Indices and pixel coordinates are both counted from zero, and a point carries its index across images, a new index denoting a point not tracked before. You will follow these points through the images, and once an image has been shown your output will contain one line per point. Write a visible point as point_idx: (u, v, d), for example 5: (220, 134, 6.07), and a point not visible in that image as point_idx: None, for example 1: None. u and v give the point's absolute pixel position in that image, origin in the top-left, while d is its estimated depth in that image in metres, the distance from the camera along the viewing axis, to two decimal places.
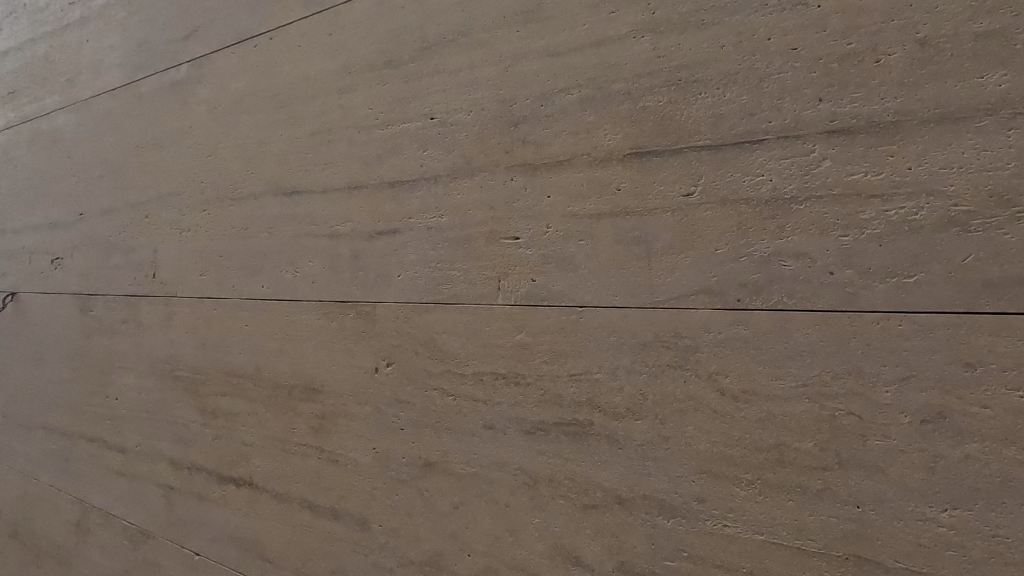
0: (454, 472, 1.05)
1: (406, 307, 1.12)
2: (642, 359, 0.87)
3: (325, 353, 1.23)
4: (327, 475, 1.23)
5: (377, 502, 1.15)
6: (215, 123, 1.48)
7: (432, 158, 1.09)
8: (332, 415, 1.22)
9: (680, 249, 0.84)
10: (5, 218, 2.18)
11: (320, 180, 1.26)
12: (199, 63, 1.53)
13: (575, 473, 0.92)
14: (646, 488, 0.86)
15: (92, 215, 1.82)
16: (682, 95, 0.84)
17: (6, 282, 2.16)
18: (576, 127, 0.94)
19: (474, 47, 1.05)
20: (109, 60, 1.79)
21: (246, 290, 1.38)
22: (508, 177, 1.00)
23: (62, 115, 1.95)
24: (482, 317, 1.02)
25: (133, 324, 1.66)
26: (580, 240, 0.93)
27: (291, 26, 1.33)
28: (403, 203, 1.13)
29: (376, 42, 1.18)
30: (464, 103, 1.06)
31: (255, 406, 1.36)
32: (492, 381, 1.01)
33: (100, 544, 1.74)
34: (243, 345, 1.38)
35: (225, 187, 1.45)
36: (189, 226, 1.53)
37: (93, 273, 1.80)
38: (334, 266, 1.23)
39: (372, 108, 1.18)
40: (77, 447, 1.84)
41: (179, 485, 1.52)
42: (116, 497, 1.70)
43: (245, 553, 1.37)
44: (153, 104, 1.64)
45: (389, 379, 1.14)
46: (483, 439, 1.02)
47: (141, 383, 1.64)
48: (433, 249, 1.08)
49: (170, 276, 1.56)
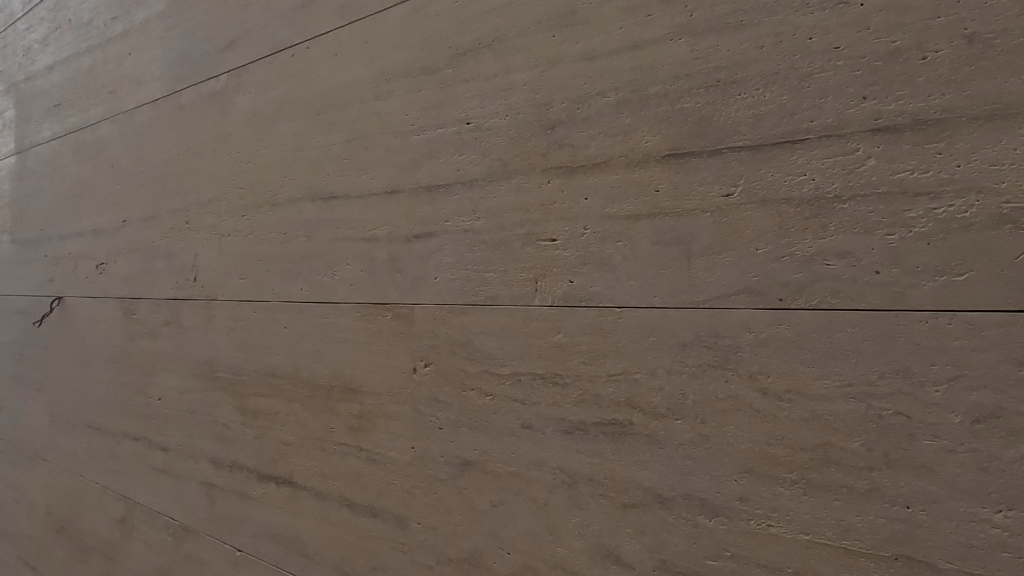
0: (493, 471, 1.06)
1: (443, 309, 1.14)
2: (682, 359, 0.87)
3: (364, 354, 1.26)
4: (365, 474, 1.25)
5: (415, 500, 1.17)
6: (253, 131, 1.52)
7: (468, 162, 1.11)
8: (370, 415, 1.25)
9: (720, 249, 0.84)
10: (52, 225, 2.27)
11: (357, 185, 1.29)
12: (238, 73, 1.57)
13: (615, 472, 0.93)
14: (687, 488, 0.86)
15: (134, 221, 1.89)
16: (720, 96, 0.85)
17: (52, 287, 2.25)
18: (613, 130, 0.95)
19: (510, 53, 1.07)
20: (150, 71, 1.86)
21: (285, 293, 1.42)
22: (544, 180, 1.01)
23: (105, 125, 2.03)
24: (519, 319, 1.03)
25: (175, 327, 1.72)
26: (617, 241, 0.94)
27: (327, 35, 1.37)
28: (439, 206, 1.15)
29: (412, 49, 1.21)
30: (500, 108, 1.08)
31: (294, 406, 1.39)
32: (531, 381, 1.02)
33: (144, 539, 1.80)
34: (283, 347, 1.42)
35: (263, 193, 1.49)
36: (228, 231, 1.57)
37: (136, 277, 1.86)
38: (371, 268, 1.26)
39: (408, 114, 1.21)
40: (121, 446, 1.90)
41: (220, 482, 1.57)
42: (159, 494, 1.75)
43: (285, 549, 1.41)
44: (193, 114, 1.70)
45: (427, 380, 1.16)
46: (521, 439, 1.03)
47: (183, 384, 1.69)
48: (470, 252, 1.10)
49: (210, 280, 1.61)
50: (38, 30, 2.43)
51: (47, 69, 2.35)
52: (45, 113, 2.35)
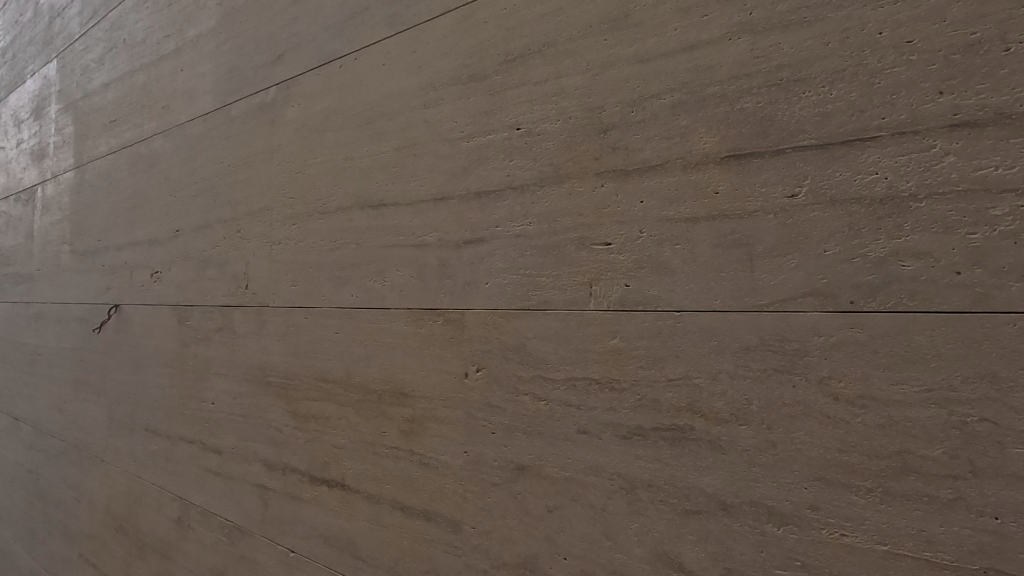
0: (548, 475, 1.06)
1: (495, 314, 1.14)
2: (745, 364, 0.85)
3: (414, 359, 1.28)
4: (418, 478, 1.27)
5: (469, 504, 1.18)
6: (303, 141, 1.56)
7: (519, 167, 1.12)
8: (422, 419, 1.26)
9: (786, 251, 0.82)
10: (108, 236, 2.37)
11: (407, 192, 1.31)
12: (287, 85, 1.62)
13: (676, 478, 0.92)
14: (754, 495, 0.84)
15: (187, 231, 1.95)
16: (784, 95, 0.83)
17: (109, 295, 2.35)
18: (669, 132, 0.94)
19: (561, 58, 1.07)
20: (201, 86, 1.92)
21: (336, 300, 1.45)
22: (598, 183, 1.01)
23: (159, 139, 2.11)
24: (573, 324, 1.03)
25: (228, 333, 1.77)
26: (675, 244, 0.93)
27: (375, 46, 1.39)
28: (490, 212, 1.16)
29: (460, 57, 1.22)
30: (551, 112, 1.08)
31: (346, 410, 1.42)
32: (586, 386, 1.02)
33: (200, 539, 1.85)
34: (334, 352, 1.45)
35: (313, 201, 1.53)
36: (279, 239, 1.61)
37: (189, 285, 1.93)
38: (421, 274, 1.27)
39: (457, 121, 1.22)
40: (177, 449, 1.97)
41: (273, 485, 1.61)
42: (213, 495, 1.80)
43: (338, 551, 1.43)
44: (243, 126, 1.75)
45: (479, 385, 1.17)
46: (577, 444, 1.03)
47: (236, 389, 1.74)
48: (521, 257, 1.11)
49: (262, 287, 1.66)
50: (95, 50, 2.54)
51: (103, 87, 2.46)
52: (101, 128, 2.46)
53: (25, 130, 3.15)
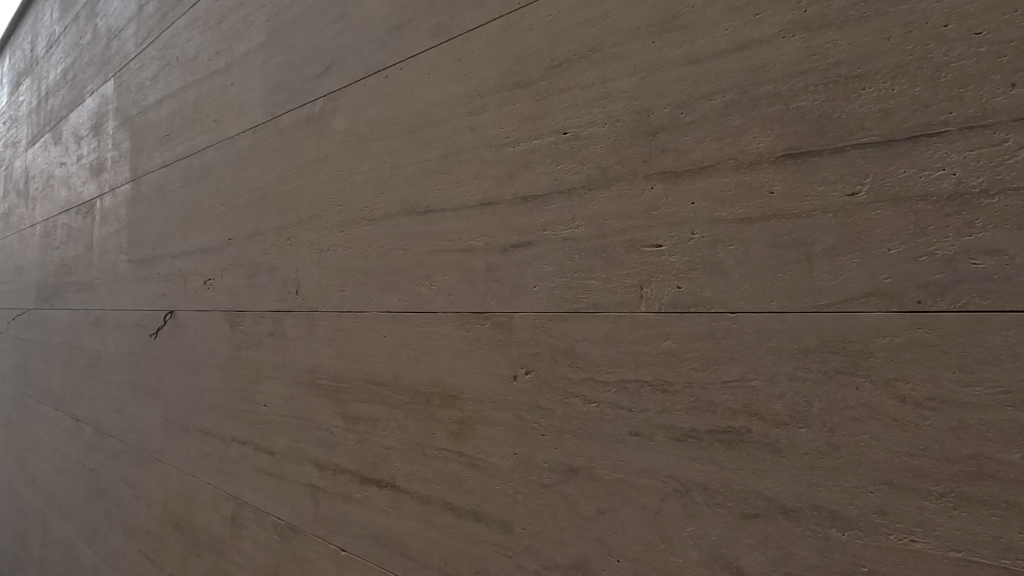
0: (600, 477, 1.06)
1: (543, 317, 1.15)
2: (805, 366, 0.84)
3: (463, 361, 1.30)
4: (468, 479, 1.29)
5: (519, 505, 1.19)
6: (350, 150, 1.61)
7: (566, 171, 1.13)
8: (471, 421, 1.28)
9: (846, 250, 0.81)
10: (163, 245, 2.48)
11: (453, 198, 1.34)
12: (334, 97, 1.67)
13: (732, 481, 0.91)
14: (816, 499, 0.83)
15: (238, 239, 2.03)
16: (842, 92, 0.82)
17: (164, 302, 2.45)
18: (721, 132, 0.93)
19: (607, 61, 1.08)
20: (250, 100, 2.00)
21: (384, 304, 1.49)
22: (647, 186, 1.01)
23: (210, 151, 2.20)
24: (624, 326, 1.03)
25: (278, 337, 1.83)
26: (730, 244, 0.92)
27: (421, 56, 1.42)
28: (537, 216, 1.17)
29: (505, 64, 1.24)
30: (598, 116, 1.08)
31: (395, 412, 1.45)
32: (638, 389, 1.01)
33: (253, 537, 1.91)
34: (383, 355, 1.48)
35: (361, 209, 1.57)
36: (327, 245, 1.66)
37: (241, 291, 2.00)
38: (468, 278, 1.29)
39: (503, 127, 1.24)
40: (230, 449, 2.04)
41: (324, 485, 1.65)
42: (266, 494, 1.86)
43: (388, 550, 1.46)
44: (292, 136, 1.81)
45: (528, 387, 1.18)
46: (629, 447, 1.02)
47: (288, 391, 1.79)
48: (570, 260, 1.11)
49: (311, 292, 1.71)
50: (150, 68, 2.67)
51: (157, 103, 2.58)
52: (155, 142, 2.57)
53: (85, 146, 3.33)
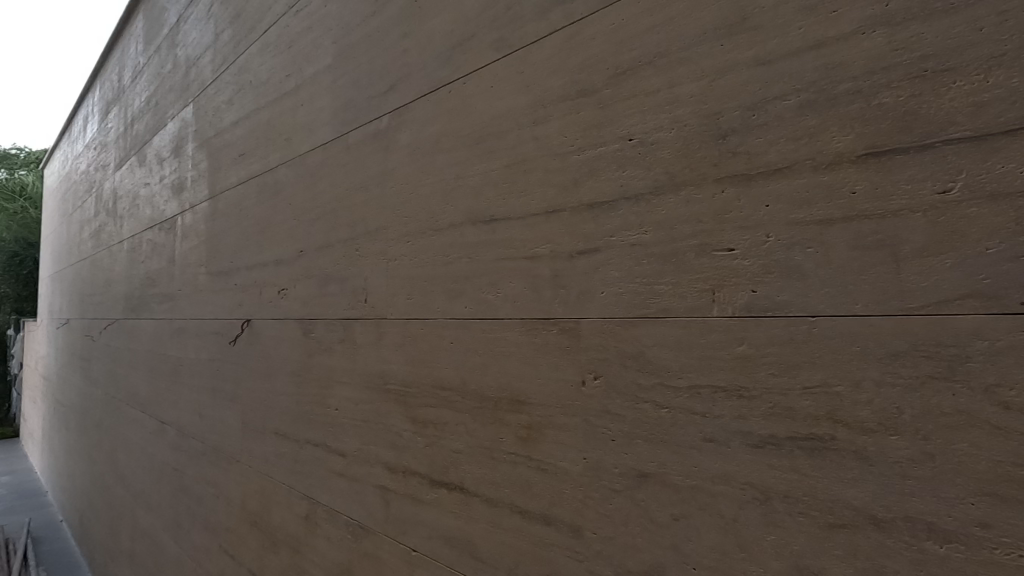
0: (673, 483, 1.05)
1: (612, 323, 1.16)
2: (894, 371, 0.81)
3: (530, 367, 1.32)
4: (537, 483, 1.30)
5: (589, 509, 1.19)
6: (415, 163, 1.67)
7: (633, 177, 1.13)
8: (539, 426, 1.30)
9: (938, 251, 0.78)
10: (240, 258, 2.64)
11: (518, 207, 1.36)
12: (399, 113, 1.74)
13: (815, 489, 0.88)
14: (909, 509, 0.80)
15: (309, 251, 2.14)
16: (929, 86, 0.79)
17: (242, 311, 2.60)
18: (796, 132, 0.91)
19: (673, 66, 1.08)
20: (319, 118, 2.11)
21: (450, 311, 1.53)
22: (718, 189, 1.01)
23: (282, 168, 2.33)
24: (695, 331, 1.03)
25: (349, 343, 1.91)
26: (808, 246, 0.90)
27: (483, 69, 1.47)
28: (603, 222, 1.18)
29: (568, 74, 1.26)
30: (665, 121, 1.08)
31: (463, 417, 1.49)
32: (711, 395, 1.00)
33: (326, 536, 2.00)
34: (450, 360, 1.53)
35: (426, 219, 1.62)
36: (394, 255, 1.73)
37: (313, 300, 2.11)
38: (534, 284, 1.32)
39: (567, 136, 1.26)
40: (303, 450, 2.14)
41: (395, 486, 1.71)
42: (339, 494, 1.95)
43: (458, 551, 1.49)
44: (359, 152, 1.90)
45: (597, 393, 1.19)
46: (704, 453, 1.01)
47: (358, 395, 1.87)
48: (638, 266, 1.12)
49: (380, 300, 1.78)
50: (225, 92, 2.85)
51: (232, 124, 2.76)
52: (231, 161, 2.75)
53: (167, 167, 3.58)
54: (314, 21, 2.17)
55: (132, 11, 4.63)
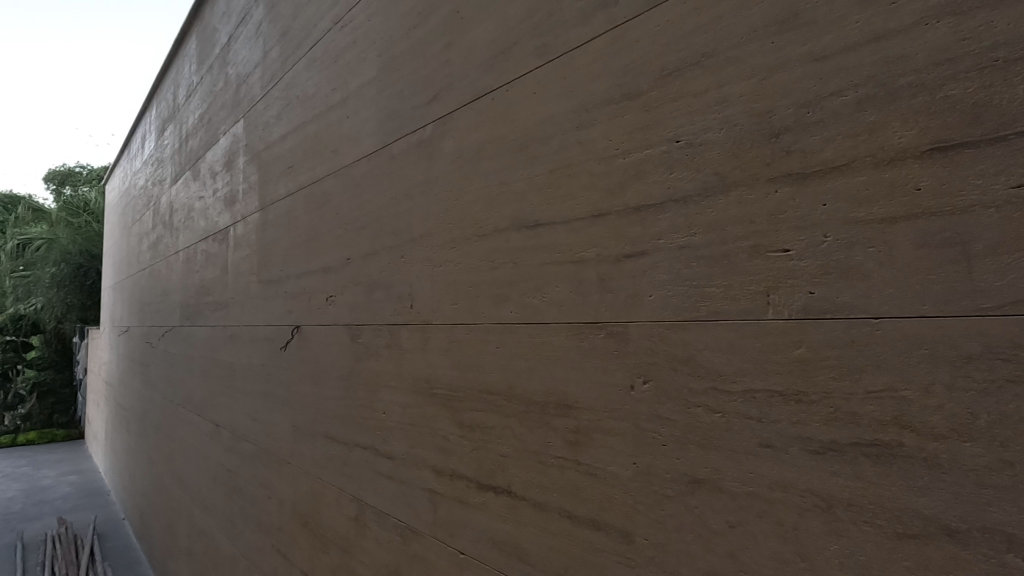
0: (727, 490, 1.03)
1: (661, 326, 1.15)
2: (967, 374, 0.78)
3: (577, 370, 1.32)
4: (586, 488, 1.30)
5: (640, 515, 1.18)
6: (459, 170, 1.70)
7: (680, 179, 1.12)
8: (587, 430, 1.30)
9: (1013, 247, 0.75)
10: (289, 266, 2.73)
11: (563, 211, 1.37)
12: (443, 122, 1.77)
13: (882, 497, 0.85)
14: (987, 520, 0.76)
15: (356, 258, 2.20)
16: (1001, 76, 0.76)
17: (291, 318, 2.70)
18: (855, 129, 0.89)
19: (722, 66, 1.06)
20: (364, 129, 2.17)
21: (496, 316, 1.55)
22: (771, 189, 0.99)
23: (329, 178, 2.41)
24: (749, 333, 1.01)
25: (395, 348, 1.96)
26: (869, 245, 0.87)
27: (526, 76, 1.48)
28: (650, 225, 1.17)
29: (613, 77, 1.26)
30: (714, 121, 1.07)
31: (510, 420, 1.50)
32: (767, 399, 0.98)
33: (375, 537, 2.04)
34: (496, 365, 1.54)
35: (471, 225, 1.65)
36: (439, 261, 1.76)
37: (360, 306, 2.16)
38: (581, 289, 1.32)
39: (612, 140, 1.26)
40: (352, 453, 2.19)
41: (442, 489, 1.73)
42: (387, 497, 1.98)
43: (506, 555, 1.50)
44: (404, 161, 1.94)
45: (646, 397, 1.17)
46: (761, 459, 0.99)
47: (405, 400, 1.91)
48: (687, 268, 1.10)
49: (425, 306, 1.81)
50: (274, 107, 2.97)
51: (281, 137, 2.86)
52: (280, 173, 2.85)
53: (220, 180, 3.75)
54: (358, 36, 2.24)
55: (186, 33, 4.87)
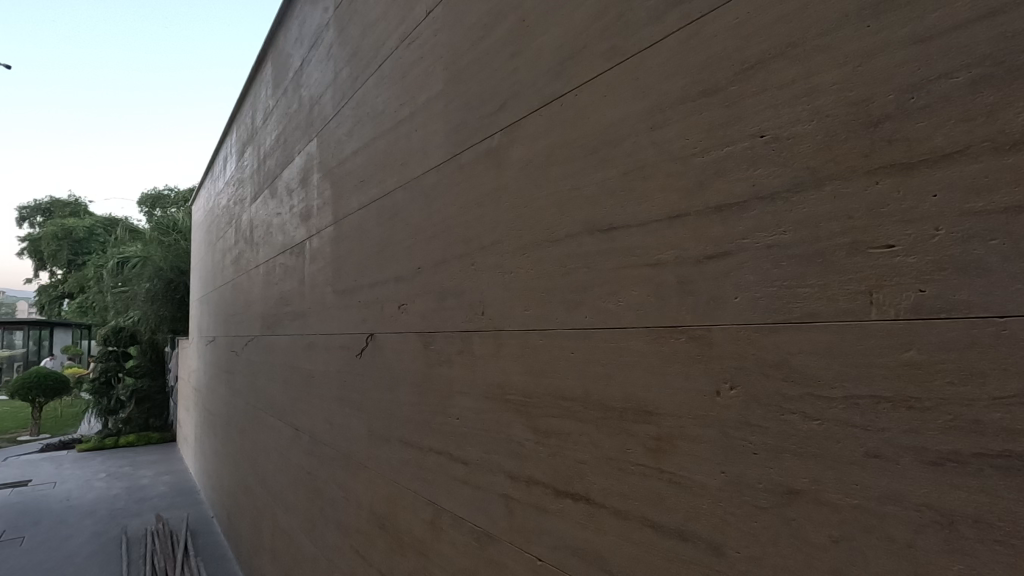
0: (829, 502, 0.97)
1: (748, 329, 1.10)
2: None
3: (657, 376, 1.29)
4: (669, 497, 1.26)
5: (730, 526, 1.13)
6: (528, 177, 1.71)
7: (766, 176, 1.08)
8: (670, 437, 1.26)
9: None
10: (362, 276, 2.84)
11: (637, 213, 1.35)
12: (511, 130, 1.79)
13: (1017, 515, 0.77)
14: None
15: (426, 267, 2.26)
16: None
17: (365, 327, 2.80)
18: (969, 112, 0.82)
19: (809, 55, 1.01)
20: (433, 142, 2.23)
21: (570, 321, 1.54)
22: (871, 182, 0.93)
23: (399, 189, 2.49)
24: (850, 335, 0.95)
25: (468, 354, 1.99)
26: (990, 238, 0.80)
27: (596, 79, 1.47)
28: (734, 224, 1.13)
29: (688, 74, 1.23)
30: (802, 113, 1.02)
31: (586, 426, 1.49)
32: (873, 406, 0.92)
33: (452, 541, 2.07)
34: (571, 370, 1.53)
35: (542, 231, 1.65)
36: (510, 267, 1.78)
37: (432, 314, 2.22)
38: (659, 292, 1.29)
39: (689, 139, 1.23)
40: (427, 457, 2.24)
41: (518, 495, 1.73)
42: (463, 501, 2.01)
43: (587, 563, 1.48)
44: (473, 170, 1.98)
45: (734, 403, 1.13)
46: (867, 470, 0.92)
47: (478, 405, 1.93)
48: (776, 268, 1.05)
49: (497, 312, 1.83)
50: (345, 125, 3.10)
51: (352, 153, 2.99)
52: (352, 187, 2.98)
53: (296, 197, 3.95)
54: (425, 51, 2.30)
55: (263, 60, 5.19)
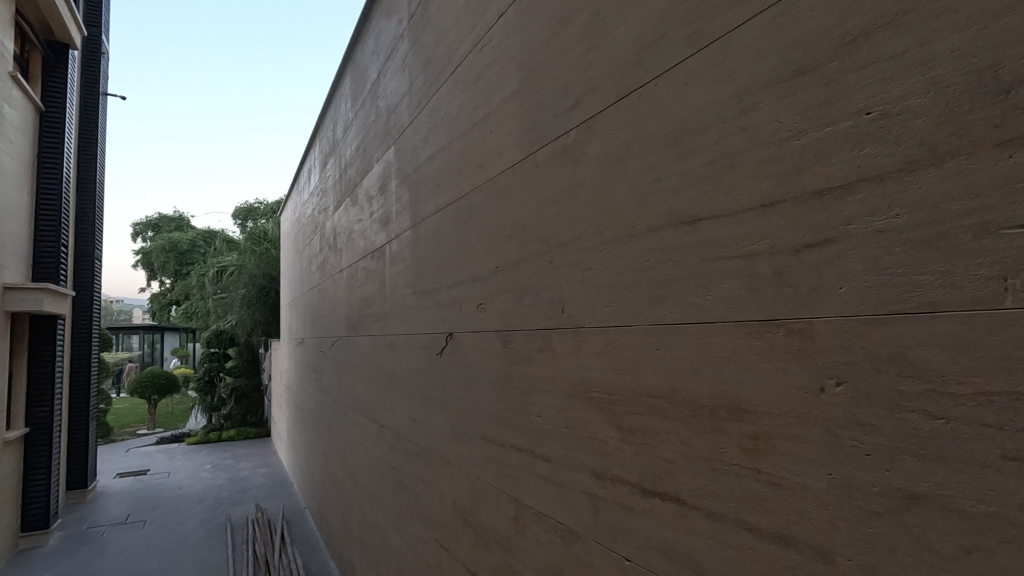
0: (959, 509, 0.89)
1: (856, 322, 1.03)
2: None
3: (752, 372, 1.23)
4: (769, 499, 1.20)
5: (840, 532, 1.06)
6: (607, 171, 1.69)
7: (874, 156, 1.00)
8: (767, 437, 1.20)
9: None
10: (441, 277, 2.92)
11: (726, 203, 1.29)
12: (587, 125, 1.78)
13: None
14: None
15: (504, 266, 2.29)
16: None
17: (445, 326, 2.88)
18: None
19: (923, 21, 0.93)
20: (507, 142, 2.26)
21: (655, 317, 1.50)
22: (1002, 155, 0.84)
23: (475, 191, 2.54)
24: (981, 326, 0.86)
25: (548, 351, 1.99)
26: None
27: (678, 66, 1.43)
28: (836, 210, 1.06)
29: (781, 54, 1.17)
30: (916, 85, 0.94)
31: (675, 425, 1.44)
32: (1011, 404, 0.83)
33: (536, 538, 2.08)
34: (657, 367, 1.50)
35: (622, 226, 1.63)
36: (590, 264, 1.76)
37: (510, 312, 2.24)
38: (752, 285, 1.23)
39: (783, 121, 1.16)
40: (509, 454, 2.27)
41: (603, 494, 1.71)
42: (546, 499, 2.01)
43: (678, 564, 1.43)
44: (549, 168, 1.98)
45: (841, 401, 1.06)
46: (1005, 475, 0.83)
47: (560, 403, 1.93)
48: (888, 254, 0.98)
49: (577, 310, 1.83)
50: (421, 131, 3.21)
51: (428, 159, 3.09)
52: (429, 191, 3.08)
53: (375, 204, 4.14)
54: (498, 53, 2.34)
55: (342, 77, 5.48)
